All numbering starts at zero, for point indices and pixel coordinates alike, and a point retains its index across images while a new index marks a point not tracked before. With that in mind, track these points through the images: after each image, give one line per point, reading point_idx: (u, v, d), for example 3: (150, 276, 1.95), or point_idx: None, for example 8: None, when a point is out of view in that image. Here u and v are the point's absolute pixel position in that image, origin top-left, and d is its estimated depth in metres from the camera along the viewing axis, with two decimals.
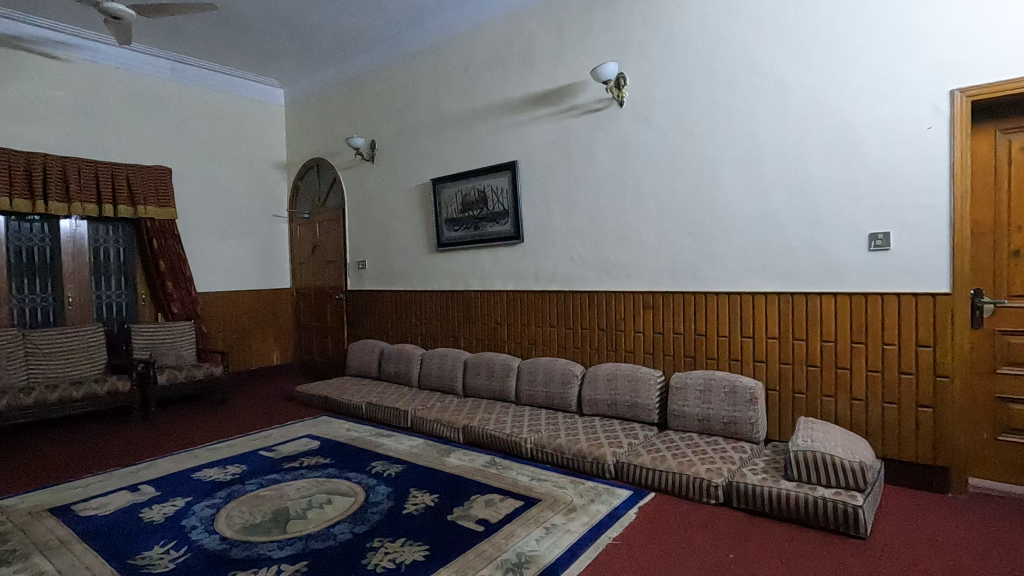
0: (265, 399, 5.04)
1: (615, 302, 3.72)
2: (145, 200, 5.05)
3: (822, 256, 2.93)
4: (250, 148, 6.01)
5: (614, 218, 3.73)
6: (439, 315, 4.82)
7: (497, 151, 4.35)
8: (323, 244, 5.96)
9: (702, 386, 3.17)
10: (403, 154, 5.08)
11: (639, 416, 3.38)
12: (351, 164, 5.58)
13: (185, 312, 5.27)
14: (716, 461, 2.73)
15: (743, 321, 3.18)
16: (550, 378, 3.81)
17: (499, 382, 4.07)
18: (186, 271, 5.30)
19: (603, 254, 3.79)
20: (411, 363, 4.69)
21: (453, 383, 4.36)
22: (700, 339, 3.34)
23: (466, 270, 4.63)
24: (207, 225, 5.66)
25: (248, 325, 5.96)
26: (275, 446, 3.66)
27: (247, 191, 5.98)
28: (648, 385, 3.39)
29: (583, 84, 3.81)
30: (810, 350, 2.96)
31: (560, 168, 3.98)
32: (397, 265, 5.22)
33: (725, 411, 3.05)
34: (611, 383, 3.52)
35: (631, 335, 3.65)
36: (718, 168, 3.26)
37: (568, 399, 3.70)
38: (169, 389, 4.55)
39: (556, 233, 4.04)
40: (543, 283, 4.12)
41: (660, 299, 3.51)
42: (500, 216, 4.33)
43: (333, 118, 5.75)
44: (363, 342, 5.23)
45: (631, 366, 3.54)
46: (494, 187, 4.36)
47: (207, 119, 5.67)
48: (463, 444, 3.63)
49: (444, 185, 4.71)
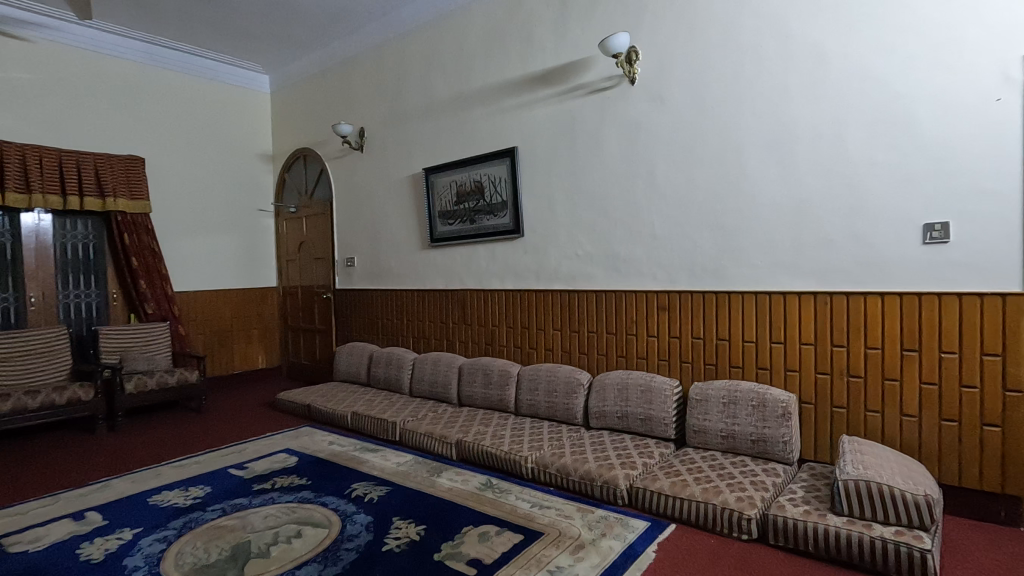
0: (244, 406, 4.67)
1: (625, 302, 3.34)
2: (116, 192, 4.69)
3: (866, 250, 2.55)
4: (232, 138, 5.63)
5: (625, 210, 3.34)
6: (432, 316, 4.45)
7: (495, 137, 3.97)
8: (310, 241, 5.58)
9: (726, 399, 2.81)
10: (393, 143, 4.70)
11: (654, 431, 3.01)
12: (339, 154, 5.20)
13: (161, 313, 4.91)
14: (747, 489, 2.36)
15: (773, 325, 2.80)
16: (552, 387, 3.44)
17: (497, 391, 3.70)
18: (162, 269, 4.96)
19: (611, 249, 3.41)
20: (402, 369, 4.33)
21: (447, 391, 3.99)
22: (723, 345, 2.96)
23: (462, 267, 4.26)
24: (186, 220, 5.29)
25: (231, 327, 5.60)
26: (247, 463, 3.29)
27: (230, 183, 5.61)
28: (664, 396, 3.02)
29: (590, 60, 3.42)
30: (852, 359, 2.58)
31: (564, 154, 3.60)
32: (387, 263, 4.84)
33: (752, 427, 2.69)
34: (621, 393, 3.15)
35: (643, 340, 3.27)
36: (745, 151, 2.87)
37: (573, 411, 3.33)
38: (138, 397, 4.19)
39: (560, 226, 3.66)
40: (545, 282, 3.75)
41: (677, 299, 3.13)
42: (499, 208, 3.95)
43: (320, 105, 5.36)
44: (352, 345, 4.86)
45: (644, 375, 3.17)
46: (492, 177, 3.98)
47: (185, 106, 5.29)
48: (456, 461, 3.26)
49: (437, 175, 4.34)
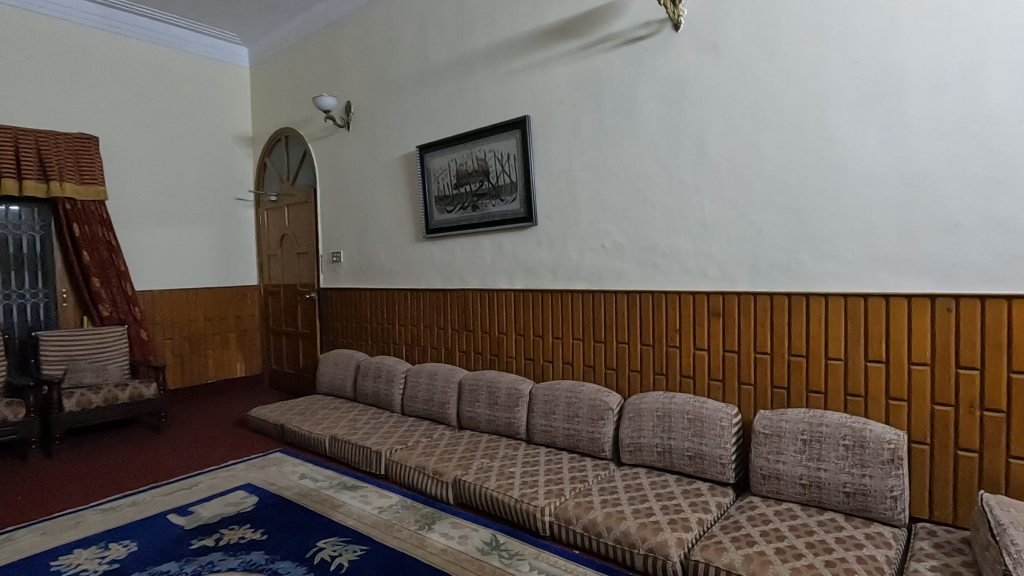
0: (211, 424, 4.04)
1: (666, 306, 2.66)
2: (64, 175, 4.05)
3: (1011, 238, 1.87)
4: (204, 117, 4.99)
5: (666, 190, 2.66)
6: (428, 320, 3.79)
7: (502, 106, 3.30)
8: (292, 234, 4.93)
9: (807, 435, 2.13)
10: (383, 117, 4.03)
11: (706, 473, 2.35)
12: (323, 133, 4.54)
13: (118, 316, 4.29)
14: (852, 572, 1.70)
15: (870, 338, 2.13)
16: (573, 411, 2.78)
17: (505, 413, 3.04)
18: (121, 266, 4.34)
19: (648, 240, 2.73)
20: (392, 382, 3.68)
21: (445, 412, 3.34)
22: (798, 362, 2.29)
23: (462, 262, 3.59)
24: (151, 211, 4.67)
25: (204, 331, 4.98)
26: (193, 507, 2.65)
27: (203, 169, 4.97)
28: (718, 428, 2.36)
29: (621, 3, 2.74)
30: (989, 385, 1.91)
31: (587, 123, 2.93)
32: (377, 258, 4.18)
33: (846, 476, 2.02)
34: (661, 422, 2.49)
35: (688, 354, 2.60)
36: (833, 109, 2.19)
37: (599, 442, 2.67)
38: (81, 416, 3.55)
39: (580, 213, 2.99)
40: (563, 281, 3.07)
41: (735, 303, 2.45)
42: (506, 192, 3.29)
43: (302, 78, 4.70)
44: (337, 352, 4.21)
45: (690, 400, 2.50)
46: (498, 153, 3.31)
47: (149, 80, 4.66)
48: (454, 505, 2.61)
49: (434, 154, 3.67)
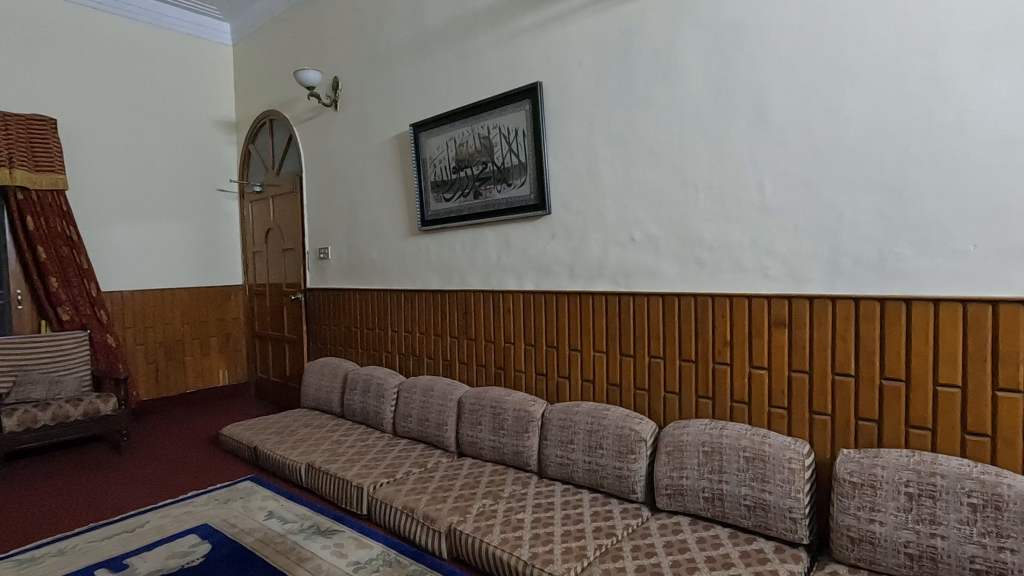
0: (181, 444, 3.57)
1: (713, 314, 2.13)
2: (14, 161, 3.59)
3: None
4: (181, 100, 4.51)
5: (714, 168, 2.12)
6: (424, 325, 3.28)
7: (509, 73, 2.78)
8: (278, 228, 4.44)
9: (913, 488, 1.60)
10: (374, 93, 3.53)
11: (770, 529, 1.83)
12: (309, 115, 4.05)
13: (80, 320, 3.82)
14: None
15: (1002, 360, 1.59)
16: (595, 442, 2.27)
17: (512, 440, 2.54)
18: (83, 263, 3.89)
19: (689, 230, 2.20)
20: (383, 398, 3.18)
21: (442, 435, 2.83)
22: (894, 389, 1.76)
23: (463, 258, 3.08)
24: (120, 203, 4.21)
25: (181, 335, 4.53)
26: (130, 559, 2.17)
27: (180, 157, 4.51)
28: (786, 473, 1.83)
29: None
30: None
31: (613, 89, 2.40)
32: (368, 255, 3.68)
33: (973, 548, 1.50)
34: (709, 462, 1.97)
35: (742, 374, 2.06)
36: (947, 55, 1.65)
37: (628, 482, 2.15)
38: (24, 437, 3.09)
39: (604, 198, 2.46)
40: (582, 282, 2.55)
41: (807, 311, 1.91)
42: (514, 175, 2.76)
43: (287, 53, 4.21)
44: (323, 361, 3.73)
45: (747, 433, 1.97)
46: (504, 129, 2.79)
47: (117, 59, 4.20)
48: (447, 562, 2.10)
49: (430, 132, 3.16)
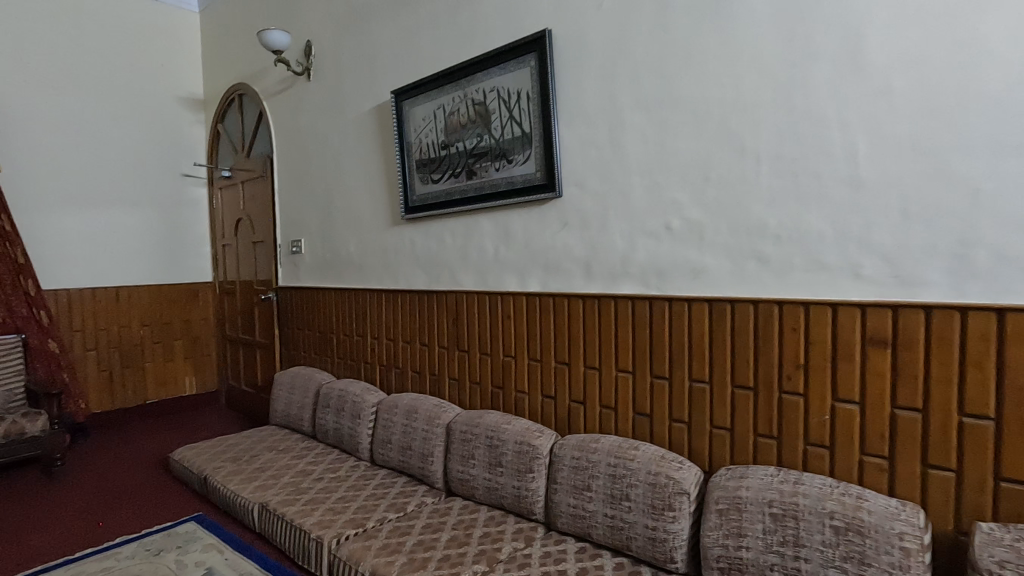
0: (127, 468, 3.06)
1: (780, 326, 1.60)
2: None
3: None
4: (139, 73, 3.99)
5: (784, 131, 1.59)
6: (408, 332, 2.76)
7: (510, 22, 2.24)
8: (248, 217, 3.91)
9: None
10: (351, 56, 2.99)
11: None
12: (280, 87, 3.51)
13: (12, 324, 3.32)
14: None
15: None
16: (621, 491, 1.74)
17: (513, 480, 2.01)
18: (18, 258, 3.31)
19: (748, 216, 1.67)
20: (359, 420, 2.66)
21: (426, 468, 2.31)
22: None
23: (454, 252, 2.55)
24: (66, 189, 3.70)
25: (140, 339, 4.02)
26: None
27: (138, 138, 3.98)
28: (895, 554, 1.30)
29: None
30: None
31: (643, 33, 1.86)
32: (345, 248, 3.15)
33: None
34: (780, 530, 1.44)
35: (823, 408, 1.53)
36: None
37: (665, 548, 1.62)
38: None
39: (630, 175, 1.92)
40: (602, 283, 2.02)
41: (922, 327, 1.38)
42: (515, 148, 2.23)
43: (255, 16, 3.67)
44: (294, 372, 3.20)
45: (834, 492, 1.43)
46: (503, 92, 2.26)
47: (63, 23, 3.67)
48: None
49: (415, 100, 2.62)
